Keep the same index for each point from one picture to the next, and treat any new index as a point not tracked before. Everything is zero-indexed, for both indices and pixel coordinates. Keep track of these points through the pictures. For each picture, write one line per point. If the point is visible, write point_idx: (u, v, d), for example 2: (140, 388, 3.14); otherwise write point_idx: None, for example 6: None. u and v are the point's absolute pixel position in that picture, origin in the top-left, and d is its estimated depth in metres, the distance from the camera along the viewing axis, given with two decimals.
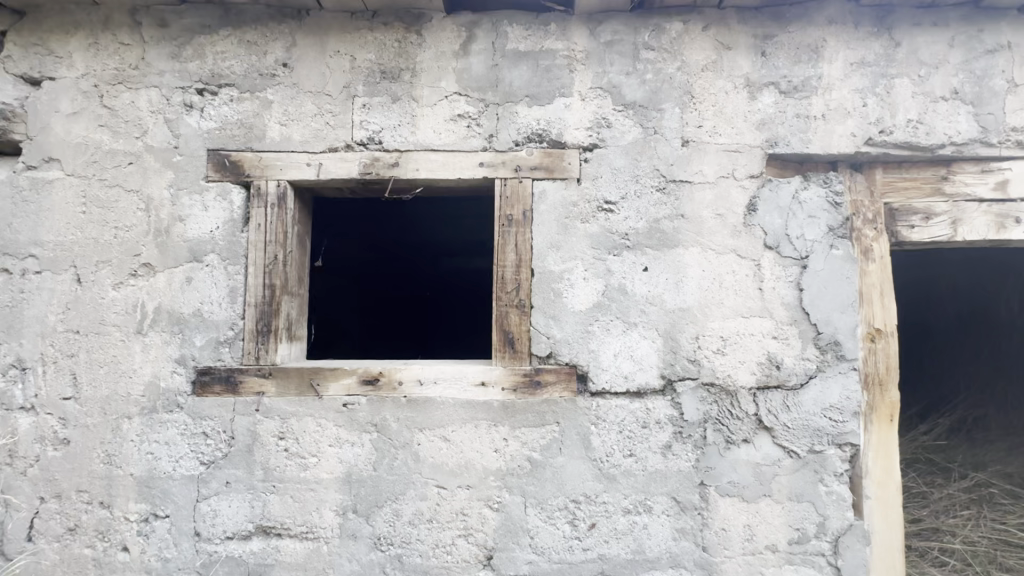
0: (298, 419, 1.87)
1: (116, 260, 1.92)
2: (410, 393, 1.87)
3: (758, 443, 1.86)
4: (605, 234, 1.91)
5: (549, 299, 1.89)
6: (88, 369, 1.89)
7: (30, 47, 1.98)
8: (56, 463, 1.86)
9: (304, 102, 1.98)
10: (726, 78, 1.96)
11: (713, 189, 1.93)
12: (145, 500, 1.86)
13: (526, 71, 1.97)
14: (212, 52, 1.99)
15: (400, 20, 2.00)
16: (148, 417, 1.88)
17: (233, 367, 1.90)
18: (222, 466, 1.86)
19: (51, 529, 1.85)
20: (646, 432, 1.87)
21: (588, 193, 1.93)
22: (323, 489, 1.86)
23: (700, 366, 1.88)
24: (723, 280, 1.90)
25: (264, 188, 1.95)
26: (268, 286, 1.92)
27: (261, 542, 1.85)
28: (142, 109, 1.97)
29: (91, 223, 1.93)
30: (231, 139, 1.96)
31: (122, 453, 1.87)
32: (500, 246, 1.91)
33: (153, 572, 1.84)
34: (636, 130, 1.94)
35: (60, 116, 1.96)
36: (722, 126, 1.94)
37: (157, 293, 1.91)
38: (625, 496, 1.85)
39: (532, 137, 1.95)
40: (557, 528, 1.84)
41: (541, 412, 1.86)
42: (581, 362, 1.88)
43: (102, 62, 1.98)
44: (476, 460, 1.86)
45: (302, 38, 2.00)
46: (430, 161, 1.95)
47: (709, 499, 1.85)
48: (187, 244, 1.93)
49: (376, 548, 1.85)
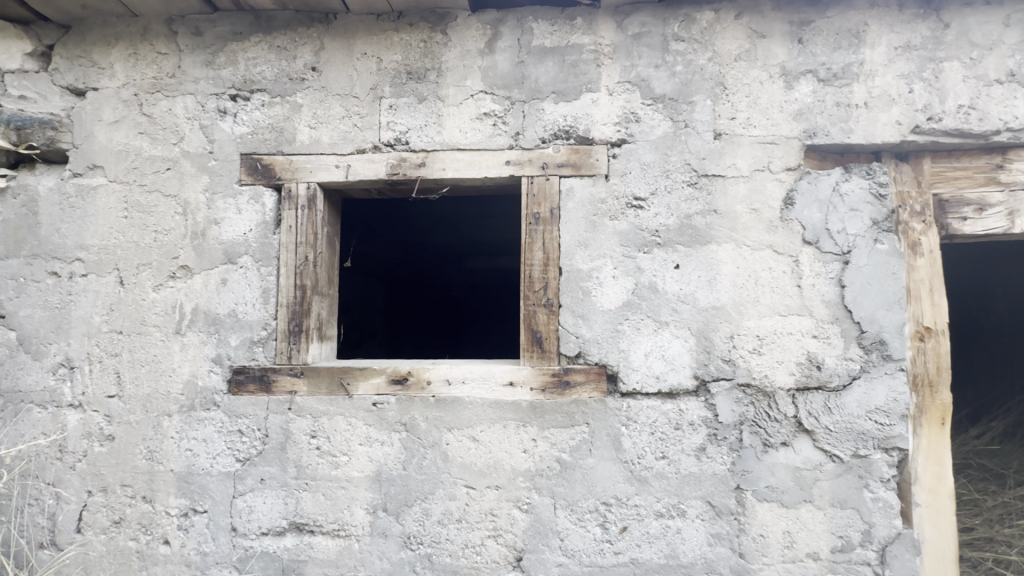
0: (329, 418, 1.90)
1: (156, 262, 1.99)
2: (439, 393, 1.87)
3: (797, 447, 1.79)
4: (635, 231, 1.87)
5: (577, 298, 1.86)
6: (130, 368, 1.96)
7: (75, 59, 2.06)
8: (102, 458, 1.94)
9: (333, 105, 2.00)
10: (760, 67, 1.89)
11: (747, 182, 1.86)
12: (184, 495, 1.91)
13: (552, 66, 1.94)
14: (244, 58, 2.04)
15: (425, 20, 2.00)
16: (187, 415, 1.94)
17: (267, 366, 1.94)
18: (257, 463, 1.90)
19: (99, 521, 1.92)
20: (679, 434, 1.82)
21: (616, 189, 1.89)
22: (354, 488, 1.88)
23: (735, 366, 1.82)
24: (758, 277, 1.83)
25: (295, 191, 1.98)
26: (299, 286, 1.95)
27: (295, 538, 1.89)
28: (179, 116, 2.03)
29: (132, 227, 2.00)
30: (262, 143, 2.01)
31: (162, 449, 1.93)
32: (527, 244, 1.89)
33: (192, 565, 1.90)
34: (666, 123, 1.89)
35: (103, 124, 2.04)
36: (756, 117, 1.87)
37: (194, 294, 1.97)
38: (657, 499, 1.81)
39: (559, 133, 1.92)
40: (587, 531, 1.81)
41: (570, 412, 1.84)
42: (611, 362, 1.84)
43: (141, 72, 2.05)
44: (505, 460, 1.84)
45: (330, 42, 2.02)
46: (457, 160, 1.95)
47: (745, 504, 1.79)
48: (222, 246, 1.98)
49: (406, 547, 1.85)
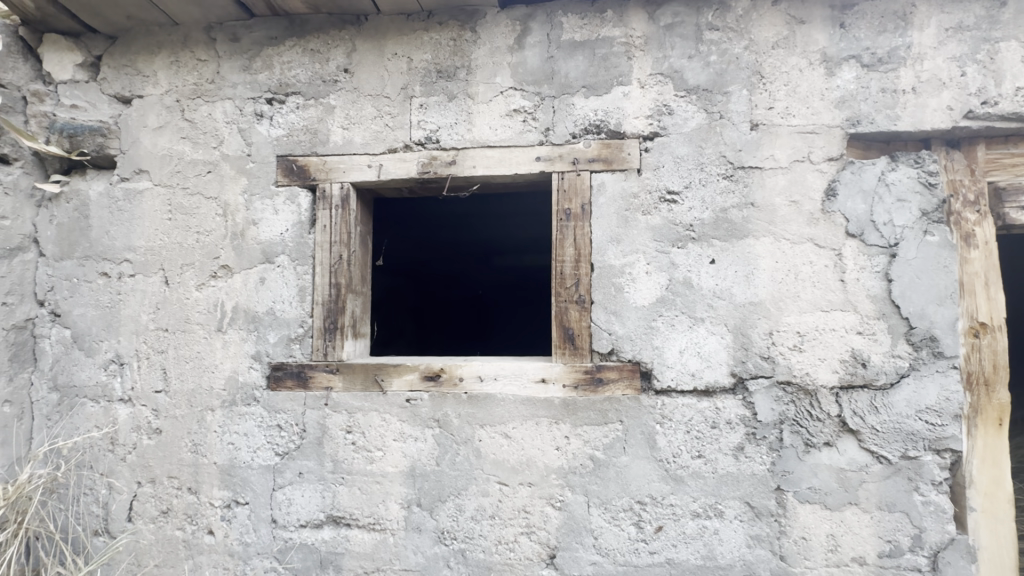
0: (364, 414, 1.93)
1: (198, 262, 2.06)
2: (471, 390, 1.88)
3: (841, 447, 1.73)
4: (669, 225, 1.84)
5: (610, 294, 1.84)
6: (176, 364, 2.04)
7: (121, 68, 2.15)
8: (150, 450, 2.02)
9: (365, 105, 2.03)
10: (800, 54, 1.83)
11: (786, 173, 1.80)
12: (227, 487, 1.98)
13: (583, 61, 1.92)
14: (279, 62, 2.09)
15: (455, 18, 2.01)
16: (229, 410, 2.00)
17: (304, 363, 1.98)
18: (295, 457, 1.95)
19: (148, 511, 2.01)
20: (716, 433, 1.78)
21: (649, 183, 1.86)
22: (389, 482, 1.91)
23: (775, 364, 1.76)
24: (798, 271, 1.78)
25: (329, 191, 2.02)
26: (334, 285, 1.99)
27: (332, 531, 1.93)
28: (218, 120, 2.09)
29: (176, 229, 2.07)
30: (297, 145, 2.05)
31: (206, 442, 2.00)
32: (559, 240, 1.88)
33: (235, 555, 1.96)
34: (700, 115, 1.85)
35: (148, 130, 2.12)
36: (796, 106, 1.81)
37: (234, 293, 2.03)
38: (693, 499, 1.77)
39: (590, 128, 1.90)
40: (621, 530, 1.79)
41: (603, 410, 1.82)
42: (645, 358, 1.81)
43: (183, 78, 2.12)
44: (538, 457, 1.84)
45: (361, 43, 2.05)
46: (487, 157, 1.95)
47: (786, 505, 1.74)
48: (260, 246, 2.03)
49: (440, 542, 1.87)
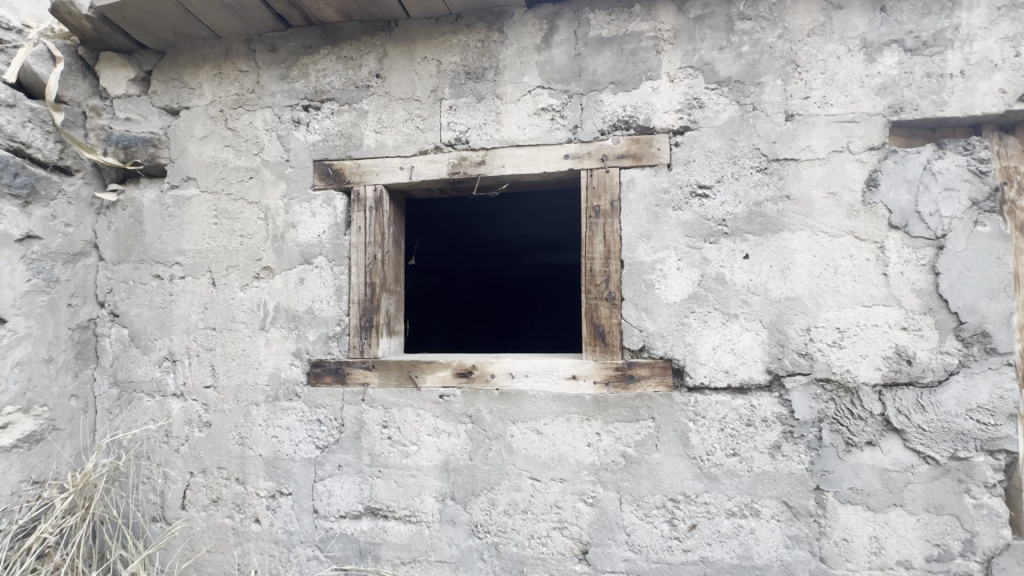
0: (399, 410, 1.99)
1: (242, 264, 2.16)
2: (502, 386, 1.91)
3: (885, 447, 1.67)
4: (700, 220, 1.81)
5: (640, 291, 1.83)
6: (223, 361, 2.15)
7: (169, 81, 2.28)
8: (201, 442, 2.14)
9: (396, 109, 2.08)
10: (837, 41, 1.77)
11: (824, 165, 1.75)
12: (272, 478, 2.07)
13: (610, 57, 1.92)
14: (315, 70, 2.17)
15: (482, 20, 2.03)
16: (272, 404, 2.09)
17: (341, 360, 2.06)
18: (334, 450, 2.03)
19: (199, 500, 2.13)
20: (751, 431, 1.75)
21: (680, 178, 1.84)
22: (424, 476, 1.96)
23: (814, 360, 1.72)
24: (838, 266, 1.72)
25: (363, 194, 2.08)
26: (369, 284, 2.06)
27: (370, 522, 1.99)
28: (259, 128, 2.19)
29: (222, 233, 2.18)
30: (333, 150, 2.13)
31: (252, 435, 2.10)
32: (588, 237, 1.88)
33: (280, 543, 2.05)
34: (732, 107, 1.82)
35: (195, 139, 2.24)
36: (833, 94, 1.76)
37: (276, 293, 2.12)
38: (728, 497, 1.75)
39: (619, 124, 1.89)
40: (654, 527, 1.79)
41: (635, 407, 1.81)
42: (676, 355, 1.80)
43: (226, 89, 2.23)
44: (570, 453, 1.85)
45: (392, 48, 2.10)
46: (516, 156, 1.97)
47: (826, 506, 1.69)
48: (299, 247, 2.12)
49: (474, 535, 1.91)
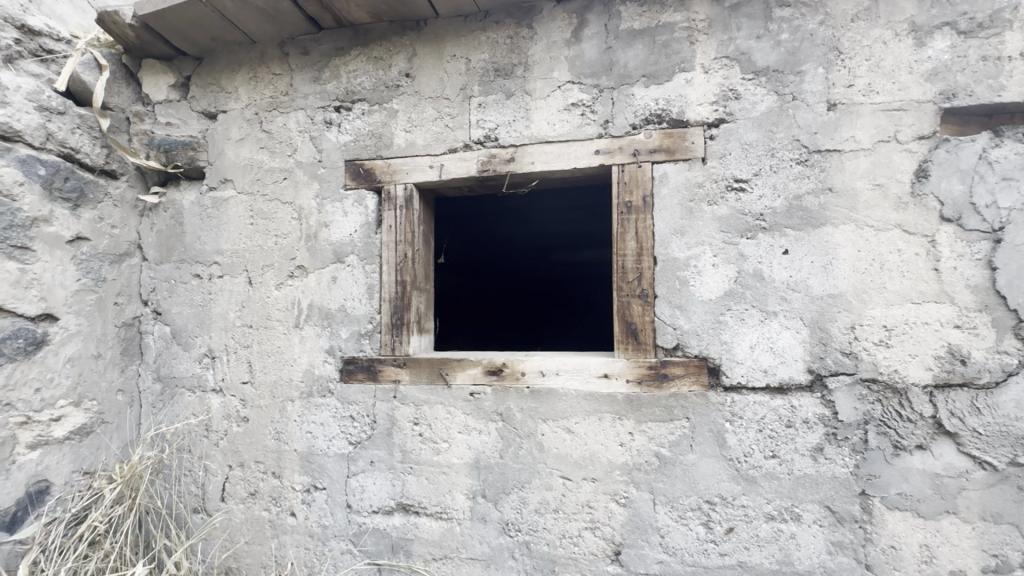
0: (430, 407, 2.00)
1: (277, 263, 2.21)
2: (533, 384, 1.90)
3: (936, 451, 1.59)
4: (736, 215, 1.76)
5: (674, 288, 1.79)
6: (259, 357, 2.20)
7: (207, 86, 2.35)
8: (239, 436, 2.20)
9: (426, 108, 2.09)
10: (884, 25, 1.69)
11: (869, 155, 1.67)
12: (307, 473, 2.12)
13: (642, 49, 1.88)
14: (346, 71, 2.20)
15: (511, 16, 2.02)
16: (307, 400, 2.14)
17: (373, 357, 2.08)
18: (367, 446, 2.06)
19: (238, 492, 2.19)
20: (792, 432, 1.69)
21: (715, 172, 1.79)
22: (455, 473, 1.97)
23: (858, 360, 1.65)
24: (884, 261, 1.65)
25: (394, 193, 2.10)
26: (400, 282, 2.07)
27: (402, 518, 2.01)
28: (292, 130, 2.24)
29: (258, 233, 2.24)
30: (364, 149, 2.15)
31: (287, 430, 2.15)
32: (620, 234, 1.85)
33: (315, 536, 2.10)
34: (770, 98, 1.76)
35: (232, 142, 2.30)
36: (879, 82, 1.68)
37: (310, 291, 2.16)
38: (767, 501, 1.70)
39: (651, 118, 1.86)
40: (689, 529, 1.75)
41: (669, 406, 1.78)
42: (712, 354, 1.75)
43: (260, 93, 2.28)
44: (602, 452, 1.83)
45: (421, 48, 2.11)
46: (546, 152, 1.95)
47: (873, 512, 1.62)
48: (332, 246, 2.15)
49: (504, 533, 1.91)
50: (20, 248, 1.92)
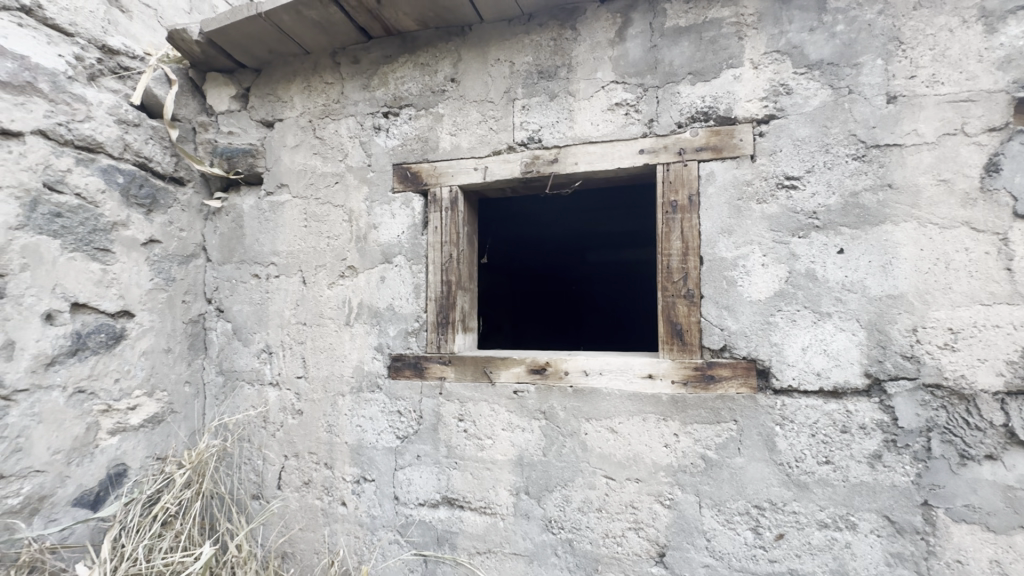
0: (474, 404, 2.05)
1: (329, 264, 2.31)
2: (577, 383, 1.91)
3: (1008, 462, 1.50)
4: (787, 214, 1.72)
5: (721, 288, 1.76)
6: (313, 353, 2.31)
7: (265, 97, 2.48)
8: (294, 428, 2.32)
9: (470, 111, 2.14)
10: (950, 12, 1.60)
11: (932, 149, 1.60)
12: (357, 464, 2.21)
13: (688, 46, 1.86)
14: (393, 78, 2.28)
15: (554, 18, 2.04)
16: (357, 395, 2.23)
17: (420, 354, 2.15)
18: (414, 441, 2.13)
19: (293, 481, 2.31)
20: (847, 438, 1.63)
21: (764, 169, 1.75)
22: (499, 469, 2.00)
23: (921, 364, 1.57)
24: (950, 260, 1.56)
25: (440, 195, 2.16)
26: (445, 282, 2.13)
27: (447, 511, 2.07)
28: (344, 136, 2.34)
29: (312, 235, 2.35)
30: (411, 153, 2.22)
31: (339, 423, 2.25)
32: (664, 233, 1.83)
33: (364, 525, 2.19)
34: (824, 92, 1.70)
35: (287, 149, 2.43)
36: (945, 72, 1.60)
37: (360, 291, 2.25)
38: (821, 508, 1.65)
39: (697, 116, 1.83)
40: (737, 534, 1.72)
41: (716, 408, 1.75)
42: (761, 356, 1.72)
43: (314, 101, 2.40)
44: (646, 453, 1.82)
45: (466, 53, 2.16)
46: (589, 153, 1.96)
47: (936, 523, 1.55)
48: (381, 247, 2.23)
49: (548, 530, 1.93)
50: (102, 250, 2.09)
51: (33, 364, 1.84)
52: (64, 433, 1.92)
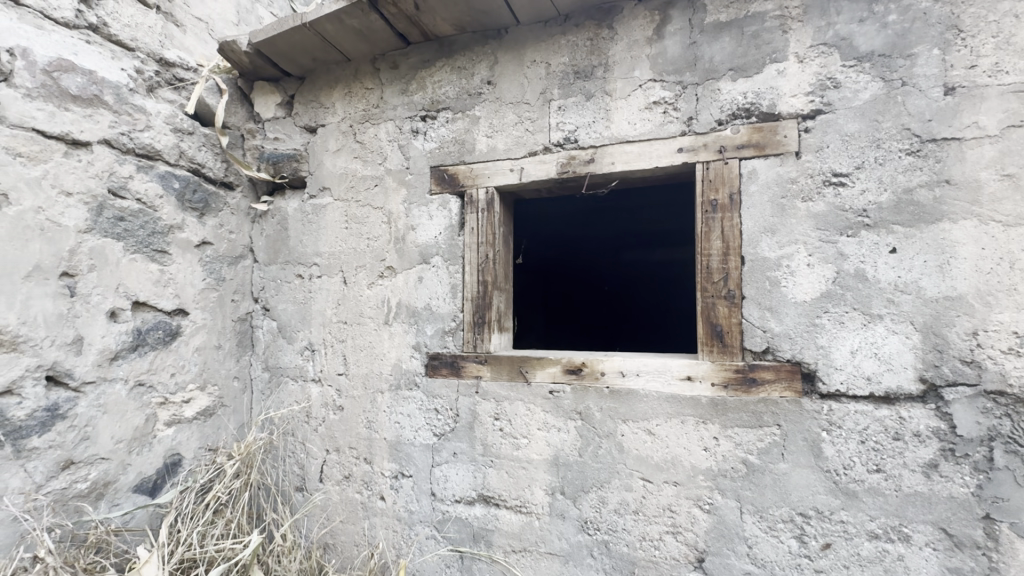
0: (510, 403, 2.06)
1: (369, 264, 2.37)
2: (613, 384, 1.90)
3: None
4: (835, 212, 1.66)
5: (764, 289, 1.72)
6: (353, 351, 2.38)
7: (309, 103, 2.58)
8: (335, 423, 2.40)
9: (507, 113, 2.16)
10: None
11: (995, 143, 1.51)
12: (395, 460, 2.26)
13: (729, 41, 1.82)
14: (431, 82, 2.32)
15: (591, 17, 2.04)
16: (395, 393, 2.28)
17: (456, 353, 2.18)
18: (451, 438, 2.16)
19: (334, 475, 2.38)
20: (899, 446, 1.56)
21: (810, 166, 1.69)
22: (534, 469, 2.01)
23: (981, 369, 1.49)
24: (1015, 260, 1.47)
25: (476, 196, 2.19)
26: (481, 282, 2.15)
27: (483, 509, 2.09)
28: (383, 140, 2.40)
29: (352, 236, 2.42)
30: (448, 156, 2.26)
31: (378, 420, 2.31)
32: (704, 233, 1.80)
33: (402, 520, 2.24)
34: (874, 85, 1.64)
35: (329, 153, 2.51)
36: (1009, 60, 1.51)
37: (398, 290, 2.31)
38: (871, 518, 1.58)
39: (739, 113, 1.79)
40: (781, 542, 1.67)
41: (758, 412, 1.71)
42: (806, 359, 1.66)
43: (354, 106, 2.47)
44: (684, 457, 1.79)
45: (503, 55, 2.19)
46: (626, 152, 1.94)
47: (999, 539, 1.46)
48: (418, 248, 2.28)
49: (583, 530, 1.93)
50: (160, 252, 2.21)
51: (99, 358, 1.97)
52: (126, 424, 2.05)
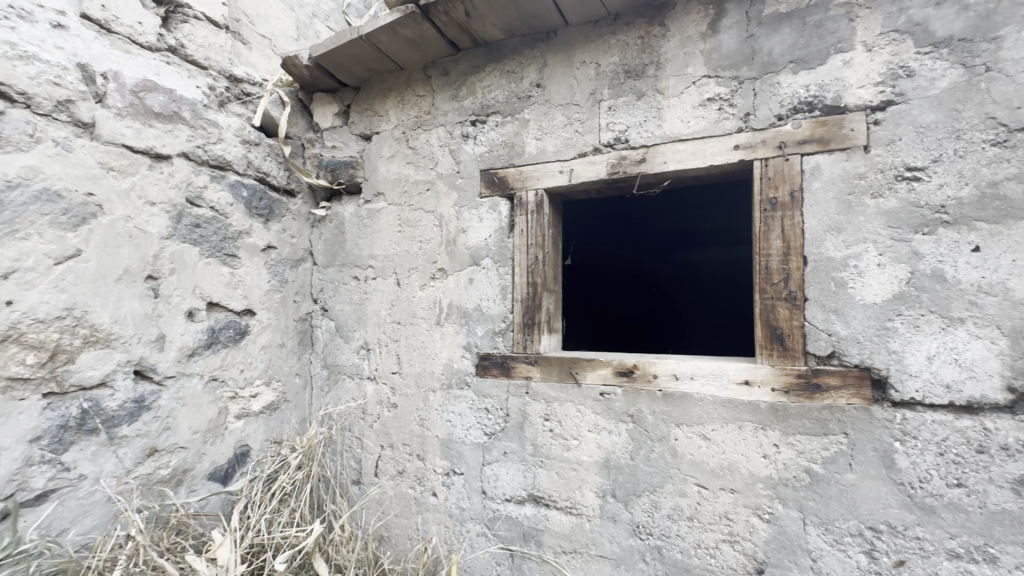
0: (560, 404, 2.07)
1: (421, 266, 2.45)
2: (666, 388, 1.87)
3: None
4: (908, 209, 1.56)
5: (829, 291, 1.64)
6: (406, 351, 2.46)
7: (364, 112, 2.69)
8: (389, 420, 2.48)
9: (556, 115, 2.17)
10: None
11: None
12: (447, 457, 2.32)
13: (790, 33, 1.75)
14: (481, 87, 2.36)
15: (642, 15, 2.01)
16: (447, 392, 2.34)
17: (506, 354, 2.21)
18: (501, 438, 2.19)
19: (389, 470, 2.47)
20: (984, 460, 1.45)
21: (880, 161, 1.60)
22: (584, 471, 2.01)
23: None
24: None
25: (526, 198, 2.21)
26: (531, 284, 2.17)
27: (533, 508, 2.11)
28: (434, 145, 2.46)
29: (405, 239, 2.50)
30: (498, 159, 2.30)
31: (430, 418, 2.37)
32: (762, 232, 1.74)
33: (454, 516, 2.29)
34: (953, 72, 1.53)
35: (384, 159, 2.60)
36: None
37: (449, 292, 2.36)
38: (950, 535, 1.48)
39: (800, 107, 1.72)
40: (848, 556, 1.59)
41: (822, 419, 1.63)
42: (877, 364, 1.57)
43: (407, 113, 2.55)
44: (742, 463, 1.74)
45: (551, 57, 2.20)
46: (679, 151, 1.91)
47: None
48: (469, 250, 2.33)
49: (636, 535, 1.90)
50: (230, 256, 2.37)
51: (178, 354, 2.14)
52: (201, 415, 2.21)
